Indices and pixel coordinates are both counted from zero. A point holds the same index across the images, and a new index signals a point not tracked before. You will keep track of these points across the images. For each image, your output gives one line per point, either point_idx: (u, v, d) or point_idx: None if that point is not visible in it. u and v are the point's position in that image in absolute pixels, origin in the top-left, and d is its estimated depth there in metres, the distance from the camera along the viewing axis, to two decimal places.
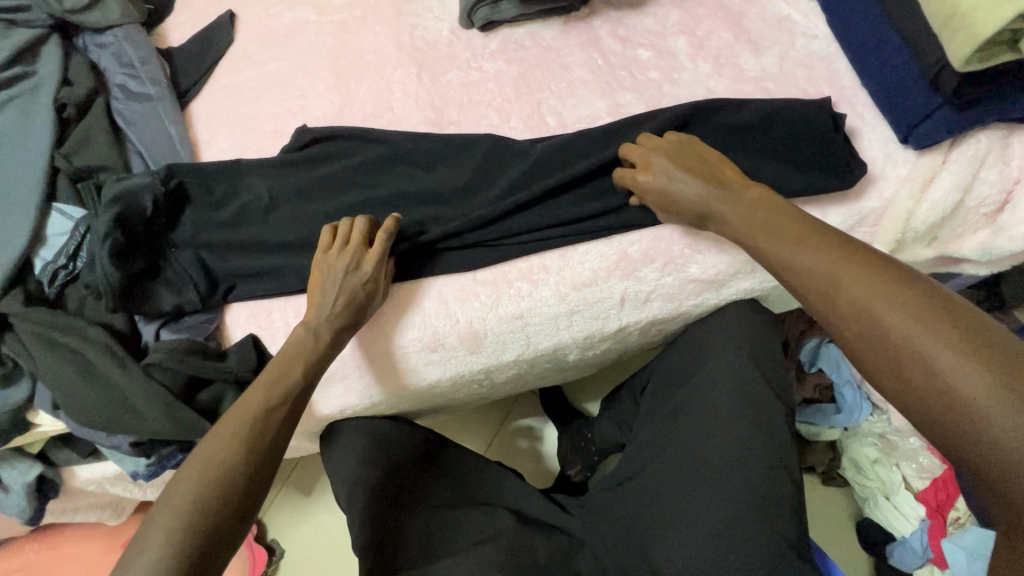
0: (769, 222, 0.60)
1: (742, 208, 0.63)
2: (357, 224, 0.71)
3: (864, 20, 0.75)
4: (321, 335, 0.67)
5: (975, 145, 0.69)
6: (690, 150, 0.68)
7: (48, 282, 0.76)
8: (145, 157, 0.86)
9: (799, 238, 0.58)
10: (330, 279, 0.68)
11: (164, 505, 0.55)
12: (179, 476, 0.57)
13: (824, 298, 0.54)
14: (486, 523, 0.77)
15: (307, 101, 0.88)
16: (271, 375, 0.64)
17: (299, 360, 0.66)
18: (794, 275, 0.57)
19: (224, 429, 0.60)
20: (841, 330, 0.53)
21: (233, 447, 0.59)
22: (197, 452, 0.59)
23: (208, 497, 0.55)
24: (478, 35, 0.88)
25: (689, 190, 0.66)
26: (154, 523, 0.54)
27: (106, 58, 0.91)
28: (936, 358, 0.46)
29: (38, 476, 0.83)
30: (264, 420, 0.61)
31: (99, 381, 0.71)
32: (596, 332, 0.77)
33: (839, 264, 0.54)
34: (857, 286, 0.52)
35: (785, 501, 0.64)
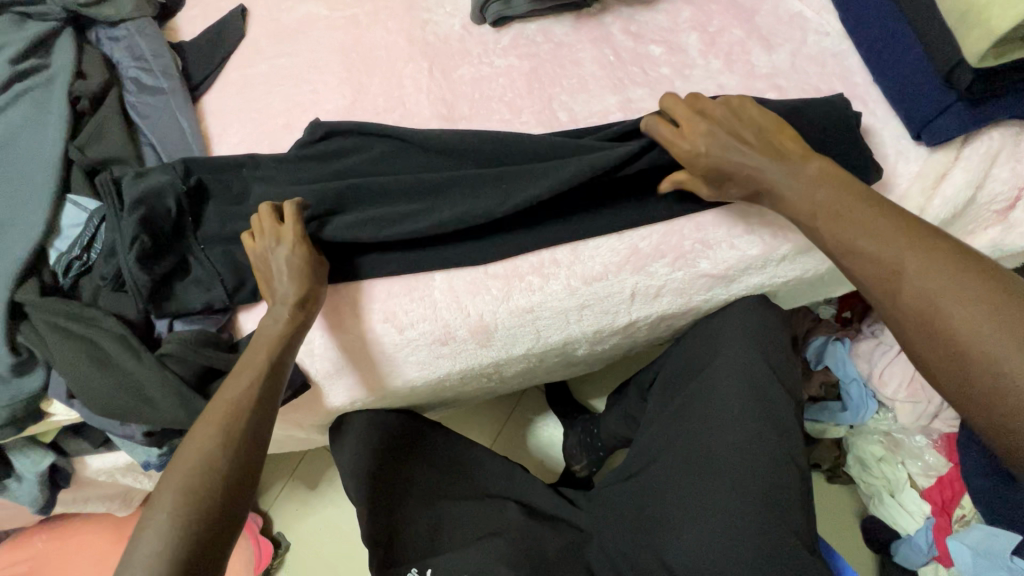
0: (832, 204, 0.60)
1: (803, 189, 0.62)
2: (264, 213, 0.72)
3: (877, 17, 0.75)
4: (279, 318, 0.68)
5: (988, 142, 0.70)
6: (743, 114, 0.66)
7: (63, 273, 0.77)
8: (158, 150, 0.87)
9: (862, 220, 0.58)
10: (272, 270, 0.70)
11: (153, 509, 0.55)
12: (163, 480, 0.57)
13: (883, 286, 0.55)
14: (495, 516, 0.78)
15: (319, 95, 0.88)
16: (242, 364, 0.67)
17: (264, 344, 0.67)
18: (854, 261, 0.58)
19: (205, 428, 0.60)
20: (902, 319, 0.54)
21: (213, 443, 0.59)
22: (177, 455, 0.59)
23: (193, 483, 0.56)
24: (490, 31, 0.88)
25: (743, 167, 0.64)
26: (145, 527, 0.54)
27: (120, 51, 0.92)
28: (986, 347, 0.48)
29: (51, 465, 0.84)
30: (240, 411, 0.62)
31: (114, 371, 0.72)
32: (607, 325, 0.78)
33: (905, 252, 0.54)
34: (919, 273, 0.53)
35: (794, 494, 0.65)
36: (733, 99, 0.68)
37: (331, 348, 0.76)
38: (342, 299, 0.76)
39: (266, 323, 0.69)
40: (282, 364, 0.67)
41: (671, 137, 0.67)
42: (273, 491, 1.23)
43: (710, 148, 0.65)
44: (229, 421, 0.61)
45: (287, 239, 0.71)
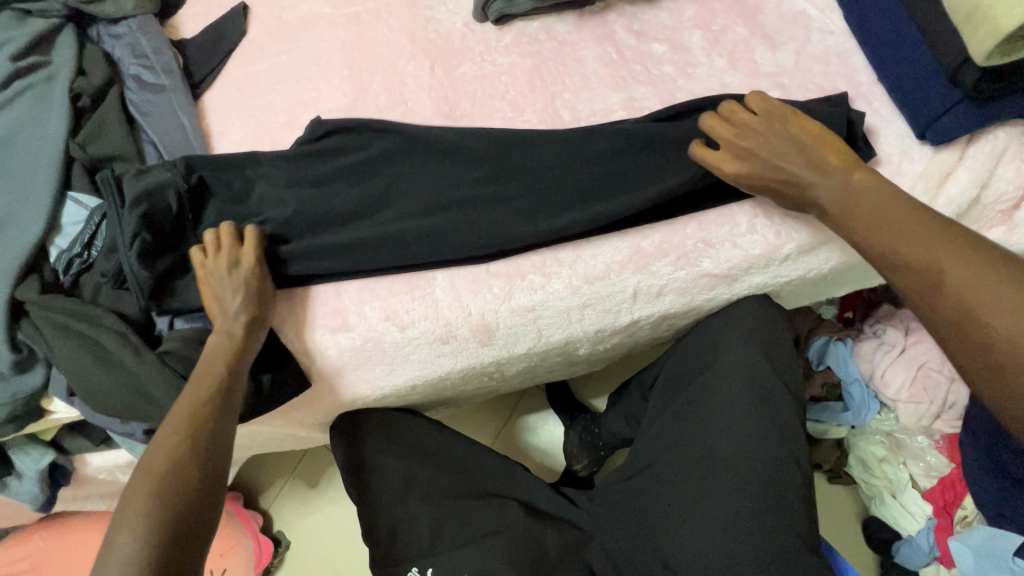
0: (871, 209, 0.61)
1: (843, 196, 0.63)
2: (226, 231, 0.74)
3: (882, 15, 0.74)
4: (233, 332, 0.69)
5: (993, 141, 0.69)
6: (785, 129, 0.66)
7: (64, 270, 0.77)
8: (159, 147, 0.86)
9: (904, 224, 0.59)
10: (221, 287, 0.70)
11: (120, 521, 0.56)
12: (128, 495, 0.58)
13: (924, 292, 0.56)
14: (497, 514, 0.78)
15: (321, 93, 0.88)
16: (195, 377, 0.66)
17: (219, 357, 0.68)
18: (896, 263, 0.58)
19: (168, 439, 0.62)
20: (943, 326, 0.55)
21: (176, 452, 0.61)
22: (137, 473, 0.60)
23: (154, 499, 0.57)
24: (492, 29, 0.88)
25: (793, 183, 0.65)
26: (114, 538, 0.55)
27: (121, 48, 0.92)
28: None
29: (51, 462, 0.84)
30: (201, 421, 0.63)
31: (114, 368, 0.71)
32: (608, 324, 0.78)
33: (945, 258, 0.55)
34: (961, 277, 0.54)
35: (796, 493, 0.65)
36: (767, 105, 0.68)
37: (332, 347, 0.76)
38: (343, 297, 0.76)
39: (218, 333, 0.69)
40: (239, 374, 0.68)
41: (709, 158, 0.69)
42: (273, 490, 1.23)
43: (759, 168, 0.66)
44: (190, 431, 0.62)
45: (245, 258, 0.72)
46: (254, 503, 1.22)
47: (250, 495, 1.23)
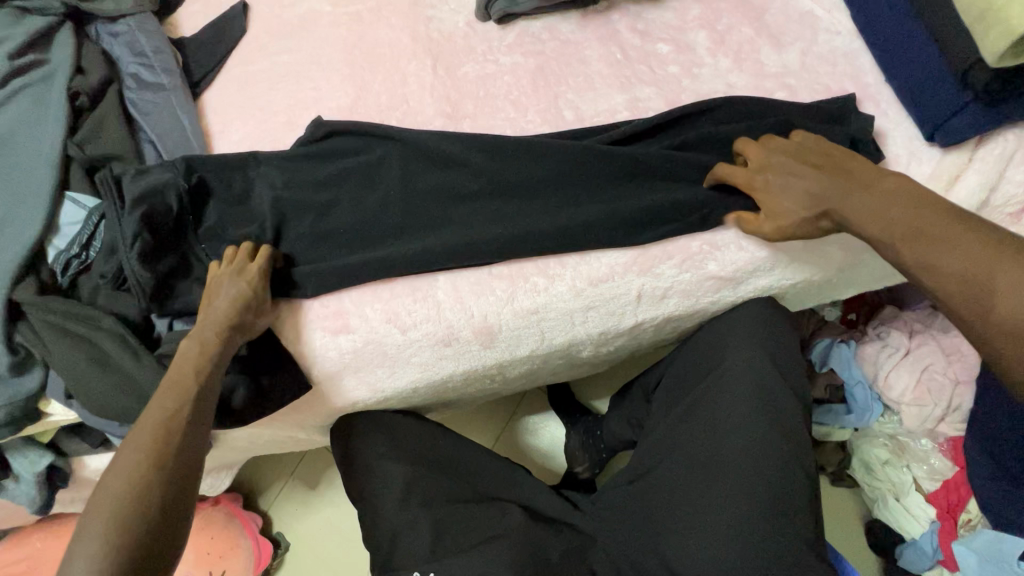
0: (912, 222, 0.59)
1: (875, 210, 0.61)
2: (243, 248, 0.73)
3: (889, 16, 0.74)
4: (207, 341, 0.67)
5: (1002, 144, 0.69)
6: (814, 146, 0.67)
7: (62, 271, 0.76)
8: (159, 147, 0.86)
9: (950, 236, 0.57)
10: (213, 296, 0.69)
11: (75, 545, 0.54)
12: (89, 516, 0.56)
13: (973, 308, 0.54)
14: (497, 519, 0.77)
15: (322, 93, 0.87)
16: (164, 387, 0.64)
17: (190, 367, 0.65)
18: (943, 277, 0.56)
19: (130, 457, 0.59)
20: (1001, 344, 0.53)
21: (136, 473, 0.58)
22: (99, 492, 0.58)
23: (116, 523, 0.55)
24: (495, 28, 0.87)
25: (810, 203, 0.64)
26: (70, 562, 0.54)
27: (119, 46, 0.91)
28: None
29: (48, 465, 0.83)
30: (165, 440, 0.61)
31: (114, 371, 0.71)
32: (612, 327, 0.77)
33: (997, 271, 0.53)
34: (1014, 290, 0.52)
35: (802, 499, 0.65)
36: (802, 135, 0.69)
37: (333, 349, 0.75)
38: (344, 299, 0.76)
39: (191, 341, 0.67)
40: (211, 387, 0.66)
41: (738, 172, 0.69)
42: (273, 491, 1.22)
43: (770, 189, 0.67)
44: (153, 451, 0.60)
45: (247, 272, 0.71)
46: (253, 505, 1.22)
47: (249, 497, 1.22)
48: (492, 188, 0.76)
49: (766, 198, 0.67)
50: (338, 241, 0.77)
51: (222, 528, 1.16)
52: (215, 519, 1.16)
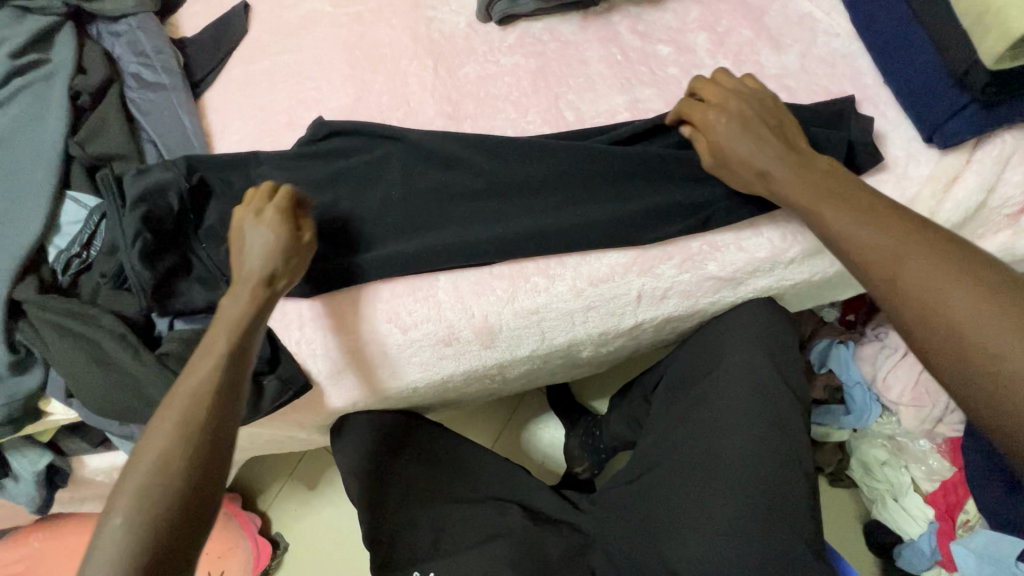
0: (835, 197, 0.60)
1: (802, 176, 0.63)
2: (263, 188, 0.68)
3: (888, 19, 0.74)
4: (241, 297, 0.62)
5: (1000, 145, 0.69)
6: (770, 106, 0.68)
7: (62, 270, 0.76)
8: (160, 147, 0.86)
9: (867, 216, 0.57)
10: (241, 246, 0.65)
11: (100, 534, 0.48)
12: (117, 492, 0.50)
13: (886, 274, 0.54)
14: (497, 518, 0.77)
15: (323, 92, 0.88)
16: (201, 350, 0.58)
17: (224, 327, 0.60)
18: (859, 258, 0.56)
19: (156, 431, 0.53)
20: (905, 313, 0.52)
21: (162, 449, 0.51)
22: (130, 466, 0.51)
23: (146, 501, 0.49)
24: (496, 29, 0.87)
25: (750, 153, 0.65)
26: (92, 553, 0.48)
27: (121, 46, 0.91)
28: (1021, 366, 0.45)
29: (48, 464, 0.83)
30: (193, 410, 0.54)
31: (114, 370, 0.71)
32: (612, 328, 0.77)
33: (910, 245, 0.53)
34: (921, 274, 0.51)
35: (800, 498, 0.65)
36: (773, 99, 0.69)
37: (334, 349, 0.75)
38: (346, 299, 0.76)
39: (225, 301, 0.62)
40: (245, 349, 0.60)
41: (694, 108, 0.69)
42: (272, 492, 1.22)
43: (719, 131, 0.67)
44: (180, 426, 0.53)
45: (269, 216, 0.66)
46: (253, 506, 1.22)
47: (248, 497, 1.22)
48: (493, 188, 0.76)
49: (713, 131, 0.67)
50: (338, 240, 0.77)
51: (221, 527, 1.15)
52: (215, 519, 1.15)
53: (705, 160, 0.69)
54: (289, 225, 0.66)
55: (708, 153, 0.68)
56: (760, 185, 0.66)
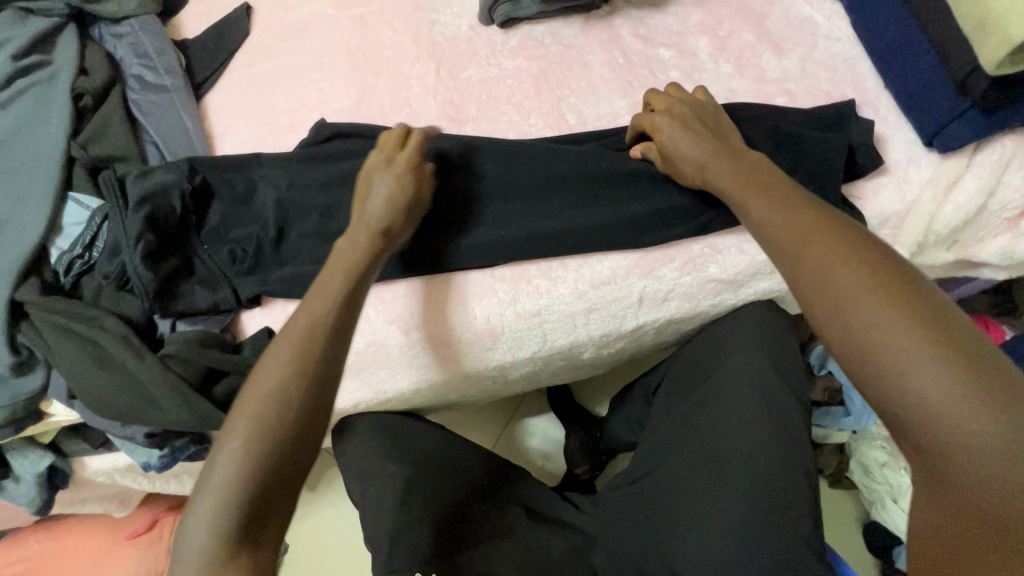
0: (756, 185, 0.60)
1: (735, 169, 0.62)
2: (395, 132, 0.70)
3: (889, 24, 0.75)
4: (359, 240, 0.63)
5: (1000, 149, 0.70)
6: (711, 112, 0.69)
7: (65, 272, 0.76)
8: (161, 148, 0.86)
9: (780, 201, 0.58)
10: (364, 189, 0.66)
11: (217, 457, 0.51)
12: (237, 411, 0.52)
13: (790, 256, 0.54)
14: (497, 522, 0.78)
15: (326, 94, 0.88)
16: (318, 286, 0.60)
17: (339, 269, 0.61)
18: (769, 240, 0.57)
19: (269, 363, 0.54)
20: (805, 292, 0.52)
21: (281, 380, 0.53)
22: (249, 386, 0.54)
23: (264, 424, 0.51)
24: (498, 32, 0.88)
25: (689, 150, 0.66)
26: (210, 468, 0.51)
27: (123, 48, 0.91)
28: (892, 339, 0.46)
29: (49, 465, 0.83)
30: (308, 345, 0.55)
31: (116, 372, 0.71)
32: (613, 330, 0.78)
33: (813, 228, 0.54)
34: (820, 256, 0.52)
35: (801, 502, 0.65)
36: (722, 108, 0.71)
37: None
38: None
39: (343, 245, 0.63)
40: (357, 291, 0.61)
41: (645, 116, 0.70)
42: None
43: (662, 130, 0.68)
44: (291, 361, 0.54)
45: (400, 164, 0.67)
46: None
47: None
48: (495, 189, 0.76)
49: (657, 131, 0.68)
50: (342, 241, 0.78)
51: None
52: None
53: (659, 161, 0.70)
54: (410, 174, 0.67)
55: (659, 155, 0.70)
56: (699, 181, 0.66)
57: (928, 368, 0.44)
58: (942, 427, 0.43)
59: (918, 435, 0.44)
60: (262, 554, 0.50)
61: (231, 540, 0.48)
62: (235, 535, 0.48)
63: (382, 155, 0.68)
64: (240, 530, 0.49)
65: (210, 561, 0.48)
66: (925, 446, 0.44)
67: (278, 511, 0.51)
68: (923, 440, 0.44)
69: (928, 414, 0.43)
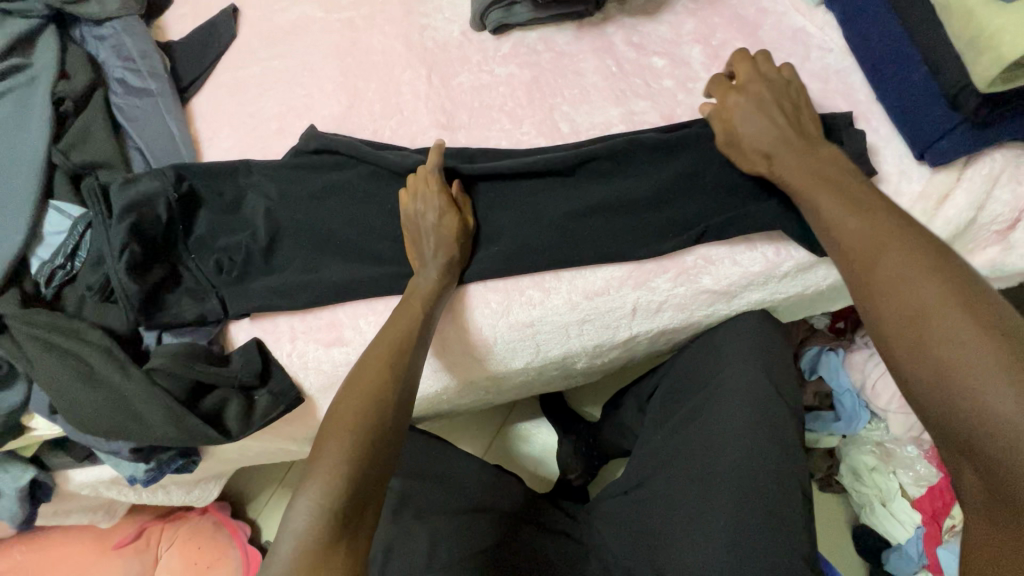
0: (826, 183, 0.62)
1: (805, 161, 0.65)
2: (426, 164, 0.72)
3: (881, 36, 0.75)
4: (430, 277, 0.69)
5: (990, 164, 0.70)
6: (776, 92, 0.69)
7: (46, 282, 0.74)
8: (146, 153, 0.84)
9: (853, 207, 0.59)
10: (419, 229, 0.71)
11: (316, 459, 0.55)
12: (331, 422, 0.58)
13: (860, 261, 0.57)
14: (484, 533, 0.76)
15: (315, 100, 0.87)
16: (403, 312, 0.67)
17: (417, 299, 0.68)
18: (841, 247, 0.59)
19: (359, 382, 0.61)
20: (873, 297, 0.55)
21: (378, 386, 0.60)
22: (337, 403, 0.60)
23: (366, 421, 0.58)
24: (490, 38, 0.87)
25: (762, 134, 0.67)
26: (306, 477, 0.54)
27: (106, 50, 0.89)
28: (951, 348, 0.48)
29: (31, 480, 0.81)
30: (396, 364, 0.62)
31: (100, 386, 0.69)
32: (608, 340, 0.77)
33: (890, 238, 0.56)
34: (893, 266, 0.54)
35: (795, 512, 0.65)
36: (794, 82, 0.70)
37: (327, 362, 0.75)
38: (338, 311, 0.76)
39: (419, 281, 0.69)
40: (431, 314, 0.68)
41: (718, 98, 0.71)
42: (261, 500, 1.22)
43: (735, 111, 0.69)
44: (378, 382, 0.61)
45: (434, 198, 0.71)
46: (244, 514, 1.21)
47: (237, 506, 1.22)
48: (490, 200, 0.76)
49: (736, 110, 0.69)
50: (333, 254, 0.78)
51: (209, 537, 1.14)
52: (203, 529, 1.15)
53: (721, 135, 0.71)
54: (456, 208, 0.72)
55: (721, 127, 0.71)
56: (761, 165, 0.68)
57: (1002, 389, 0.44)
58: (1010, 440, 0.43)
59: (975, 446, 0.45)
60: (356, 553, 0.52)
61: (330, 536, 0.51)
62: (330, 531, 0.51)
63: (416, 194, 0.72)
64: (343, 519, 0.52)
65: (305, 557, 0.50)
66: (980, 454, 0.45)
67: (367, 515, 0.54)
68: (988, 458, 0.44)
69: (988, 424, 0.44)
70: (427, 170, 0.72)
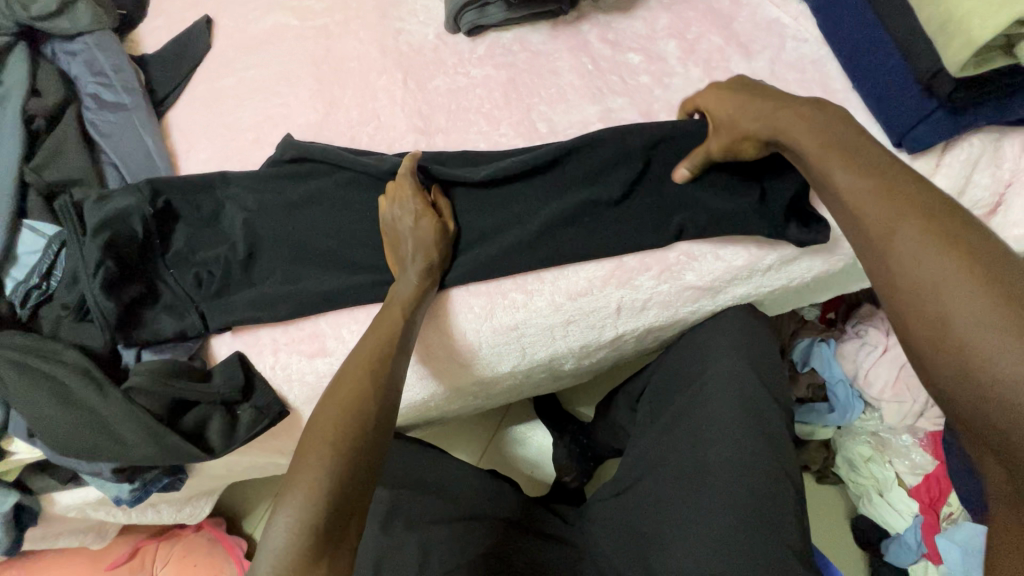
0: (839, 148, 0.55)
1: (812, 125, 0.57)
2: (403, 171, 0.71)
3: (855, 24, 0.74)
4: (411, 282, 0.68)
5: (968, 149, 0.70)
6: (751, 85, 0.66)
7: (21, 303, 0.73)
8: (121, 169, 0.83)
9: (868, 172, 0.52)
10: (397, 234, 0.70)
11: (294, 474, 0.54)
12: (309, 437, 0.56)
13: (871, 235, 0.50)
14: (474, 539, 0.74)
15: (291, 108, 0.86)
16: (382, 321, 0.66)
17: (397, 306, 0.67)
18: (852, 217, 0.52)
19: (338, 394, 0.60)
20: (888, 274, 0.48)
21: (359, 397, 0.59)
22: (315, 418, 0.58)
23: (343, 435, 0.56)
24: (465, 40, 0.86)
25: (749, 110, 0.63)
26: (283, 494, 0.53)
27: (77, 65, 0.87)
28: (980, 338, 0.41)
29: (14, 504, 0.79)
30: (376, 375, 0.61)
31: (78, 407, 0.68)
32: (594, 340, 0.77)
33: (907, 208, 0.48)
34: (912, 239, 0.47)
35: (788, 505, 0.64)
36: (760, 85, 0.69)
37: (310, 373, 0.74)
38: (320, 321, 0.75)
39: (400, 287, 0.69)
40: (412, 322, 0.67)
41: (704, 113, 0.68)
42: (256, 514, 1.20)
43: (721, 109, 0.66)
44: (358, 393, 0.59)
45: (411, 203, 0.70)
46: (239, 529, 1.20)
47: (232, 521, 1.20)
48: (468, 204, 0.75)
49: (712, 111, 0.67)
50: (314, 262, 0.77)
51: (205, 554, 1.12)
52: (198, 546, 1.13)
53: (713, 150, 0.67)
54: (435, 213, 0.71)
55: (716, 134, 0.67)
56: (761, 134, 0.62)
57: None
58: None
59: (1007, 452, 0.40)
60: (338, 569, 0.51)
61: (311, 552, 0.50)
62: (312, 548, 0.50)
63: (393, 199, 0.71)
64: (327, 534, 0.51)
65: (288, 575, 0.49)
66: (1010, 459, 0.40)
67: (351, 528, 0.53)
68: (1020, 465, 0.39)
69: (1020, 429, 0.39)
70: (405, 176, 0.71)
